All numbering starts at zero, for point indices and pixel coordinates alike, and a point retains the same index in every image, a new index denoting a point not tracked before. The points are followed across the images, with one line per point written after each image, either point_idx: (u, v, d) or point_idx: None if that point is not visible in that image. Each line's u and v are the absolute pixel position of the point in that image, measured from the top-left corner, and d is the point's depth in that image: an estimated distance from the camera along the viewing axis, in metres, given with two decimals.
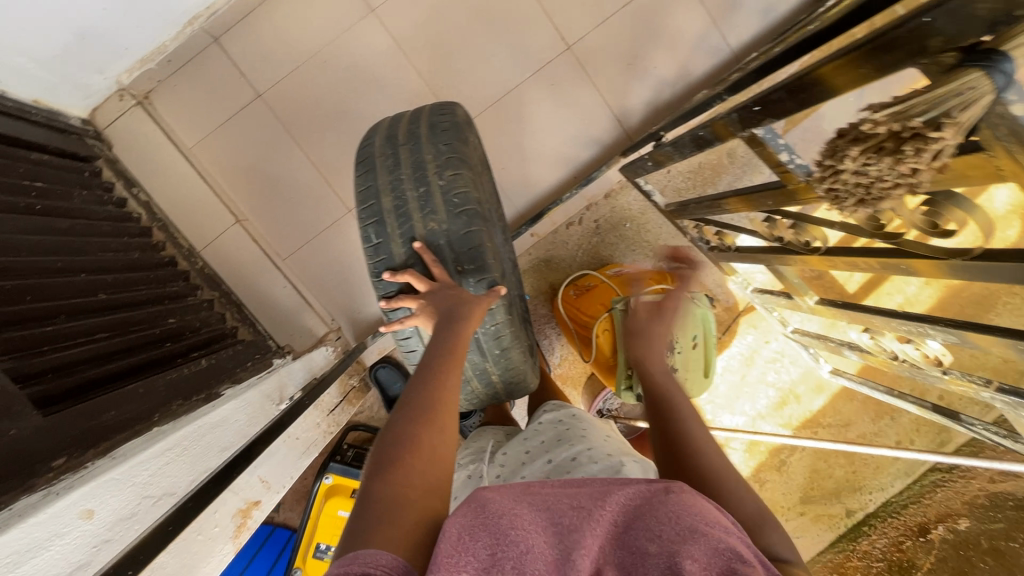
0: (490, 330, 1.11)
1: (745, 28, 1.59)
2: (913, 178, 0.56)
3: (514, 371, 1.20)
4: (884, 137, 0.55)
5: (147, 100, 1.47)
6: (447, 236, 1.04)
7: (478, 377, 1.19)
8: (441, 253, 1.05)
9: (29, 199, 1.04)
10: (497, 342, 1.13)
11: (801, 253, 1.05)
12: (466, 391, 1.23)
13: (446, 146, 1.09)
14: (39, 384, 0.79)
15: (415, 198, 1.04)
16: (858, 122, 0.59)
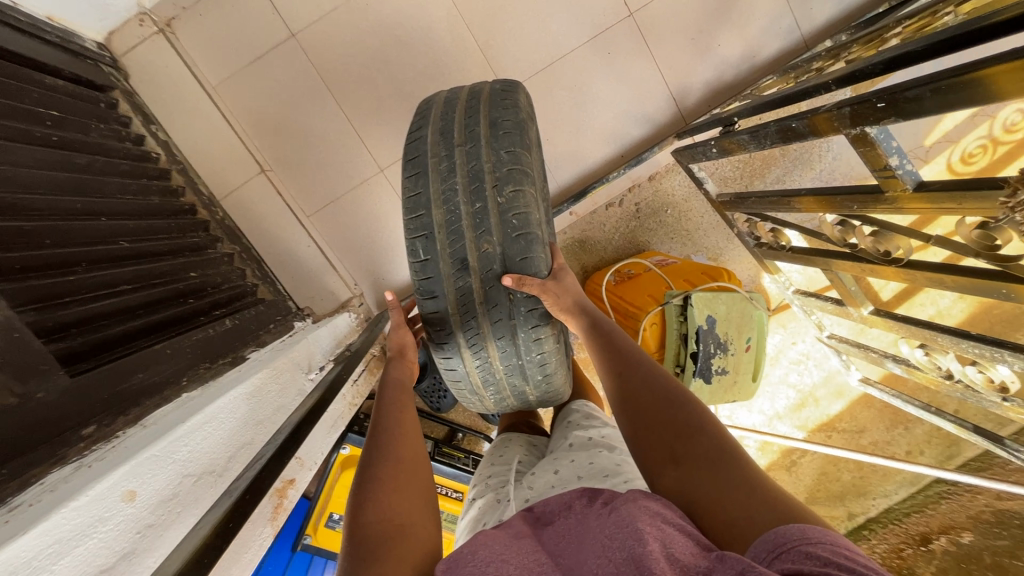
0: (535, 358, 1.06)
1: (819, 12, 1.48)
2: None
3: (553, 392, 1.17)
4: None
5: (169, 28, 1.35)
6: (502, 258, 0.98)
7: (515, 395, 1.15)
8: (492, 278, 0.99)
9: (44, 129, 0.94)
10: (541, 369, 1.09)
11: (874, 262, 1.00)
12: (500, 405, 1.20)
13: (508, 154, 0.98)
14: (64, 341, 0.72)
15: (470, 215, 0.97)
16: None
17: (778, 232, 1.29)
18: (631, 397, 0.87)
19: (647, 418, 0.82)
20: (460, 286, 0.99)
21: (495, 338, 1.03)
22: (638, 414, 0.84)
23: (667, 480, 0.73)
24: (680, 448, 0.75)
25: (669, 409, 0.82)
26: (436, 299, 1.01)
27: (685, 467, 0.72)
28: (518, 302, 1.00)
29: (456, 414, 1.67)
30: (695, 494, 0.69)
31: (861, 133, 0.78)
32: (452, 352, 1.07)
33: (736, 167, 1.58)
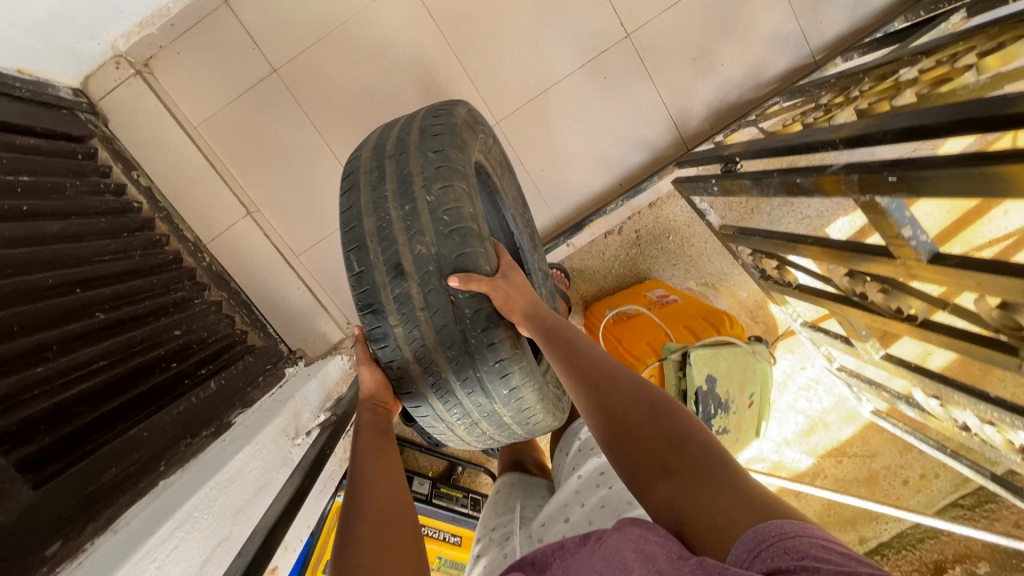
0: (494, 368, 0.90)
1: (830, 26, 1.39)
2: None
3: (531, 416, 1.00)
4: None
5: (147, 69, 1.30)
6: (438, 257, 0.87)
7: (487, 419, 0.98)
8: (431, 280, 0.87)
9: (14, 200, 0.91)
10: (504, 380, 0.92)
11: (885, 317, 0.94)
12: (477, 436, 1.03)
13: (435, 155, 0.92)
14: (30, 445, 0.70)
15: (400, 217, 0.87)
16: None
17: (784, 270, 1.23)
18: (603, 408, 0.77)
19: (625, 433, 0.73)
20: (401, 297, 0.87)
21: (445, 350, 0.88)
22: (614, 430, 0.74)
23: (658, 502, 0.65)
24: (666, 465, 0.67)
25: (647, 421, 0.73)
26: (379, 315, 0.88)
27: (676, 482, 0.65)
28: (462, 305, 0.87)
29: (455, 446, 1.64)
30: (688, 513, 0.61)
31: (875, 199, 0.71)
32: (405, 375, 0.91)
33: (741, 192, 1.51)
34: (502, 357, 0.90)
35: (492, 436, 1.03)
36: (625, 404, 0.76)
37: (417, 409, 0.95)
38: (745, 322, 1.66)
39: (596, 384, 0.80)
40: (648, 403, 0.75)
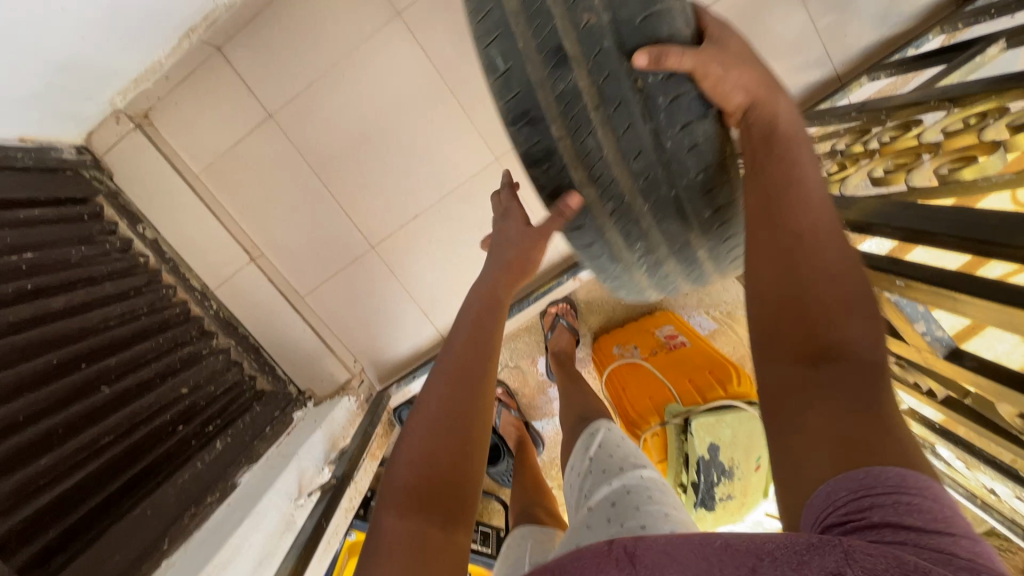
0: (684, 133, 0.65)
1: (854, 41, 1.28)
2: None
3: (730, 246, 0.80)
4: None
5: (147, 121, 1.31)
6: (616, 26, 0.59)
7: (664, 225, 0.75)
8: (605, 62, 0.60)
9: (20, 281, 0.94)
10: (688, 139, 0.66)
11: (906, 387, 0.87)
12: (640, 251, 0.80)
13: None
14: (35, 543, 0.73)
15: None
16: None
17: None
18: (781, 261, 0.56)
19: (793, 296, 0.53)
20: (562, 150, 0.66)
21: (632, 166, 0.68)
22: (785, 281, 0.55)
23: (774, 403, 0.50)
24: (818, 346, 0.48)
25: (831, 297, 0.52)
26: (538, 127, 0.66)
27: (814, 383, 0.47)
28: (655, 91, 0.62)
29: None
30: (814, 419, 0.45)
31: (922, 278, 0.65)
32: (582, 219, 0.74)
33: None
34: (707, 164, 0.68)
35: (672, 275, 0.86)
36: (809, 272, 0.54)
37: (573, 237, 0.78)
38: None
39: (779, 236, 0.58)
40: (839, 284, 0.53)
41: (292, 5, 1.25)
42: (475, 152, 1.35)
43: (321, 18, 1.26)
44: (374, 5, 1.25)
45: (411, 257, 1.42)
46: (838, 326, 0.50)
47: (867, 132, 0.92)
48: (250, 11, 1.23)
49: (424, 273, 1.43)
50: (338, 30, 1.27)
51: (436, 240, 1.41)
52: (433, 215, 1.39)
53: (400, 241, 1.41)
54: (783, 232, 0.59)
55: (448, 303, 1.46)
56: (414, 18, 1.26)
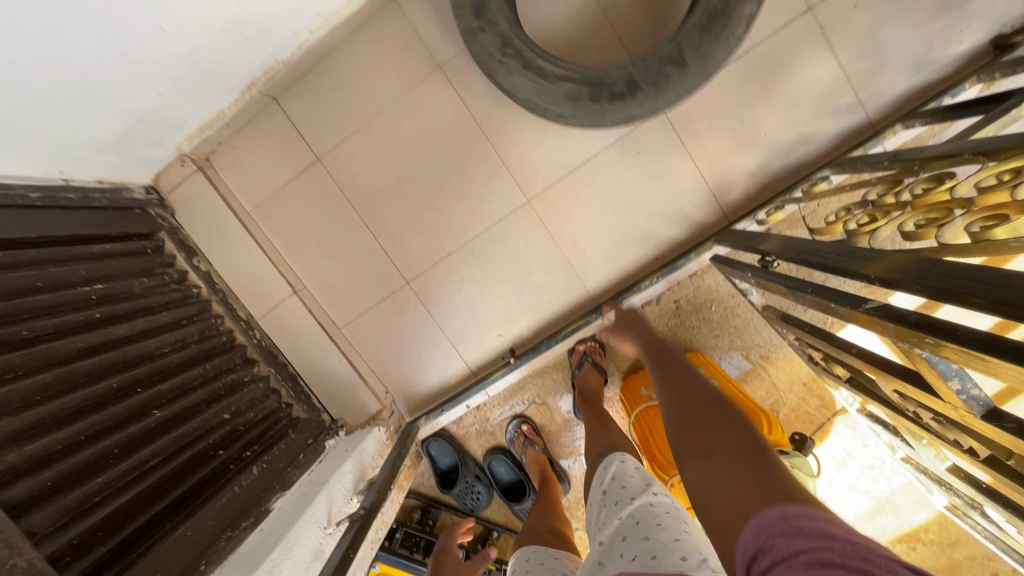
0: None
1: (888, 87, 1.29)
2: None
3: (515, 81, 1.20)
4: None
5: (208, 163, 1.42)
6: None
7: None
8: None
9: (89, 309, 1.03)
10: None
11: (947, 444, 0.84)
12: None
13: None
14: (88, 556, 0.79)
15: None
16: None
17: (833, 363, 1.14)
18: (691, 393, 0.98)
19: (690, 398, 0.96)
20: (496, 30, 1.18)
21: None
22: (682, 385, 1.01)
23: (706, 510, 0.77)
24: (707, 459, 0.83)
25: (715, 411, 0.90)
26: None
27: (710, 462, 0.82)
28: None
29: (491, 511, 1.65)
30: (711, 477, 0.80)
31: (907, 323, 0.64)
32: None
33: None
34: None
35: None
36: (692, 395, 0.97)
37: None
38: (798, 395, 1.54)
39: (672, 374, 1.05)
40: (694, 378, 1.03)
41: (342, 59, 1.36)
42: (508, 194, 1.40)
43: (368, 70, 1.36)
44: (417, 58, 1.34)
45: (444, 293, 1.47)
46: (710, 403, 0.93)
47: (899, 183, 0.91)
48: (305, 65, 1.34)
49: (456, 308, 1.48)
50: (383, 81, 1.36)
51: (468, 277, 1.45)
52: (466, 253, 1.44)
53: (435, 277, 1.46)
54: (674, 374, 1.06)
55: (478, 339, 1.49)
56: (454, 70, 1.34)
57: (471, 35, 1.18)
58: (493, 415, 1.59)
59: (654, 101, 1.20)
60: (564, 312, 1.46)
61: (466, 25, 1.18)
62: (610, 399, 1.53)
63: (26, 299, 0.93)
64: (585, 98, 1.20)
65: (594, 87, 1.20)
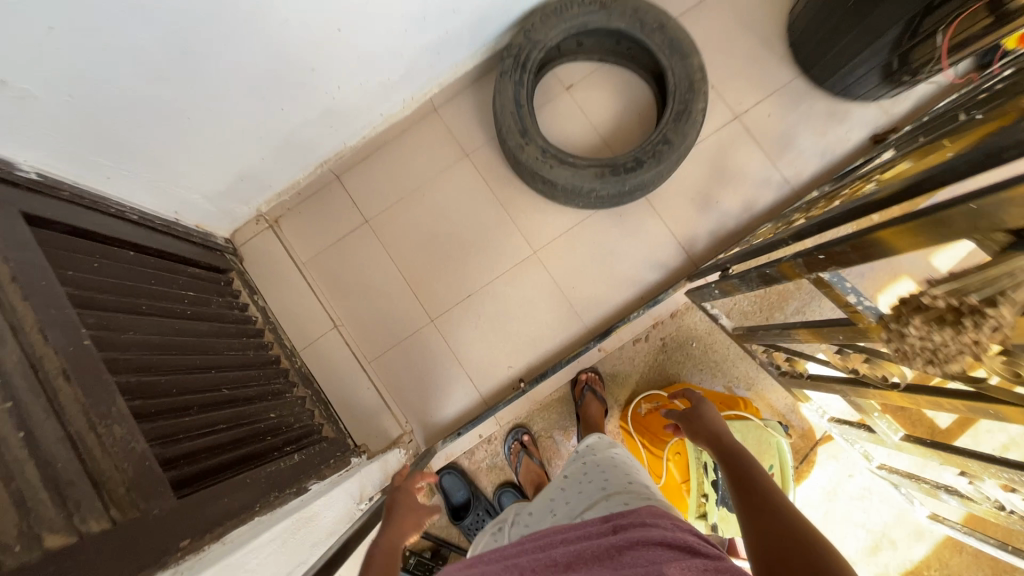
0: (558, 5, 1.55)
1: (804, 167, 1.72)
2: (980, 346, 0.59)
3: (553, 173, 1.53)
4: (946, 309, 0.61)
5: (277, 224, 1.77)
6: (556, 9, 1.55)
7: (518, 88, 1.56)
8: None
9: (183, 306, 1.27)
10: (555, 12, 1.55)
11: (880, 387, 1.05)
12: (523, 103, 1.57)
13: (579, 23, 1.56)
14: (175, 469, 0.92)
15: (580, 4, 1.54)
16: (920, 296, 0.66)
17: (794, 361, 1.36)
18: (751, 496, 0.88)
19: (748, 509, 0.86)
20: (536, 139, 1.54)
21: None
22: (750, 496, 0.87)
23: None
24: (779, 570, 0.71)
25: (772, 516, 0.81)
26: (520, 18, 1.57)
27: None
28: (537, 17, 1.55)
29: None
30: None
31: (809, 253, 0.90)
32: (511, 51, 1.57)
33: (754, 302, 1.68)
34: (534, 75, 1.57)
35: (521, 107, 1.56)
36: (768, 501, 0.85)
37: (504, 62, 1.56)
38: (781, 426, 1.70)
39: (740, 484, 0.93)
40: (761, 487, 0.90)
41: (392, 149, 1.79)
42: (518, 247, 1.73)
43: (411, 157, 1.79)
44: (449, 148, 1.78)
45: (463, 330, 1.71)
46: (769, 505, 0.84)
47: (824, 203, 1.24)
48: (364, 152, 1.77)
49: (472, 344, 1.70)
50: (422, 165, 1.78)
51: (483, 316, 1.71)
52: (482, 295, 1.72)
53: (455, 316, 1.72)
54: (741, 478, 0.94)
55: (491, 370, 1.69)
56: (477, 157, 1.77)
57: (516, 154, 1.56)
58: (502, 448, 1.71)
59: (657, 168, 1.52)
60: (566, 345, 1.69)
61: (513, 142, 1.55)
62: (611, 428, 1.67)
63: (144, 285, 1.18)
64: (608, 173, 1.52)
65: (612, 165, 1.52)
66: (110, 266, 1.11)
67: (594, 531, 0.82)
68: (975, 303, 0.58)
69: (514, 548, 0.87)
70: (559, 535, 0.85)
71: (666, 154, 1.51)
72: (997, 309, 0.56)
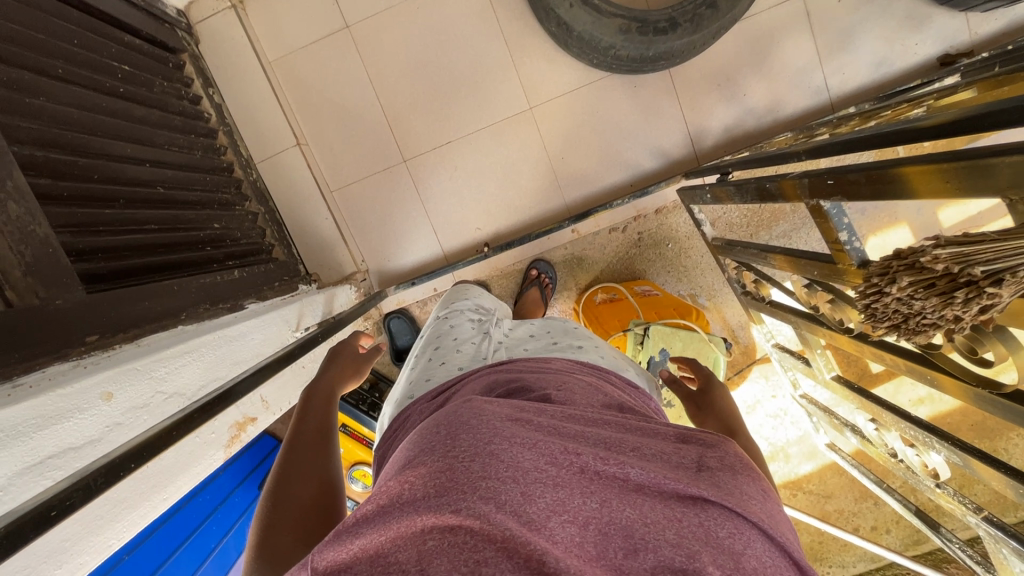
0: None
1: (850, 77, 1.51)
2: (956, 322, 0.53)
3: (574, 13, 1.28)
4: (939, 276, 0.52)
5: (241, 6, 1.50)
6: None
7: None
8: None
9: (115, 81, 1.10)
10: None
11: (833, 329, 1.03)
12: None
13: None
14: (90, 262, 0.86)
15: None
16: (917, 249, 0.54)
17: (761, 285, 1.32)
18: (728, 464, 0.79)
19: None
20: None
21: None
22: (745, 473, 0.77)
23: None
24: None
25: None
26: None
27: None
28: None
29: None
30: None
31: (817, 176, 0.80)
32: None
33: (744, 215, 1.58)
34: None
35: None
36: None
37: None
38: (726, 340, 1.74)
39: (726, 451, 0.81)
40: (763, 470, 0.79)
41: None
42: (513, 99, 1.54)
43: None
44: None
45: (434, 179, 1.59)
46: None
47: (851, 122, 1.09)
48: None
49: (443, 196, 1.60)
50: None
51: (461, 168, 1.58)
52: (464, 145, 1.57)
53: (429, 162, 1.58)
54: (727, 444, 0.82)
55: (457, 226, 1.61)
56: None
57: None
58: None
59: (690, 37, 1.29)
60: (540, 218, 1.61)
61: None
62: (564, 309, 1.67)
63: (61, 44, 1.00)
64: (634, 29, 1.28)
65: (641, 20, 1.29)
66: (16, 8, 0.92)
67: (674, 458, 0.58)
68: (976, 278, 0.48)
69: (569, 423, 0.61)
70: (625, 436, 0.61)
71: (705, 24, 1.28)
72: (998, 289, 0.47)
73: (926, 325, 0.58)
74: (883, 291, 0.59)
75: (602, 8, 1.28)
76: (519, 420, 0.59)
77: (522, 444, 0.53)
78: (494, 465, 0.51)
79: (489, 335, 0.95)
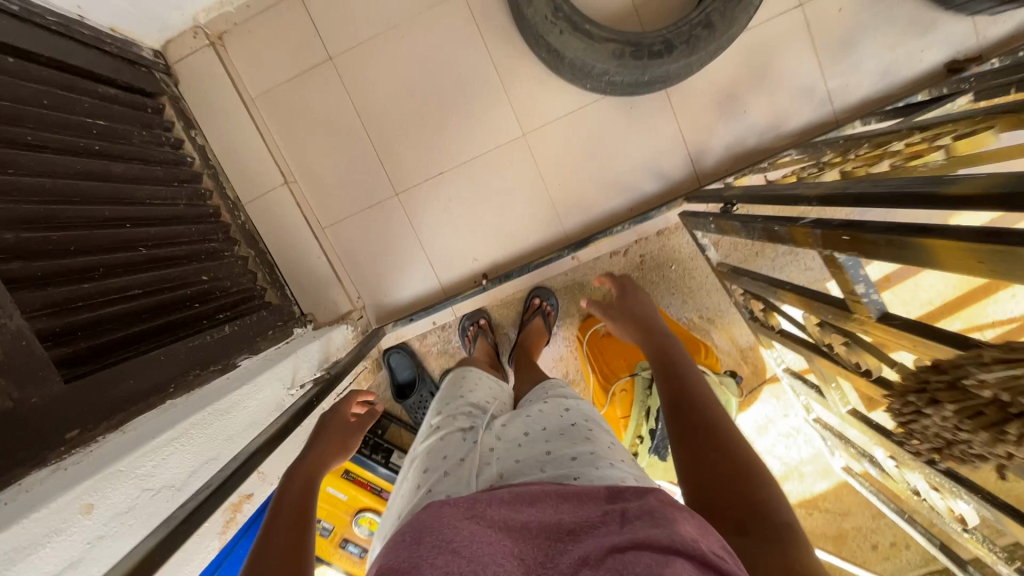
0: None
1: (855, 87, 1.45)
2: (1009, 460, 0.58)
3: (565, 41, 1.22)
4: (987, 404, 0.57)
5: (220, 41, 1.45)
6: None
7: None
8: None
9: (89, 139, 1.05)
10: None
11: (849, 371, 0.98)
12: None
13: None
14: (68, 347, 0.82)
15: None
16: (959, 373, 0.59)
17: (769, 314, 1.28)
18: (688, 441, 0.88)
19: (691, 460, 0.85)
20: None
21: None
22: (706, 446, 0.85)
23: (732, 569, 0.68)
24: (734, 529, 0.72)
25: (743, 473, 0.79)
26: None
27: (745, 542, 0.70)
28: None
29: None
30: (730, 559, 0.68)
31: (831, 230, 0.75)
32: None
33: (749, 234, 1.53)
34: None
35: None
36: (721, 460, 0.82)
37: None
38: (735, 360, 1.70)
39: (692, 430, 0.90)
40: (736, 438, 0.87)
41: None
42: (506, 126, 1.49)
43: None
44: None
45: (428, 212, 1.54)
46: (718, 460, 0.82)
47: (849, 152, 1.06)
48: None
49: (438, 228, 1.55)
50: None
51: (455, 199, 1.53)
52: (456, 175, 1.52)
53: (421, 194, 1.53)
54: (692, 425, 0.91)
55: (454, 259, 1.57)
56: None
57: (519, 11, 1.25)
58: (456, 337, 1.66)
59: (687, 59, 1.24)
60: (539, 247, 1.56)
61: None
62: (568, 338, 1.63)
63: (30, 108, 0.95)
64: (628, 53, 1.23)
65: (636, 44, 1.23)
66: None
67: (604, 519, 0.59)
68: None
69: (523, 510, 0.63)
70: (570, 507, 0.63)
71: (702, 46, 1.22)
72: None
73: (972, 454, 0.63)
74: (926, 411, 0.66)
75: (596, 33, 1.22)
76: (474, 514, 0.61)
77: (481, 540, 0.56)
78: (456, 561, 0.53)
79: (476, 445, 0.85)
